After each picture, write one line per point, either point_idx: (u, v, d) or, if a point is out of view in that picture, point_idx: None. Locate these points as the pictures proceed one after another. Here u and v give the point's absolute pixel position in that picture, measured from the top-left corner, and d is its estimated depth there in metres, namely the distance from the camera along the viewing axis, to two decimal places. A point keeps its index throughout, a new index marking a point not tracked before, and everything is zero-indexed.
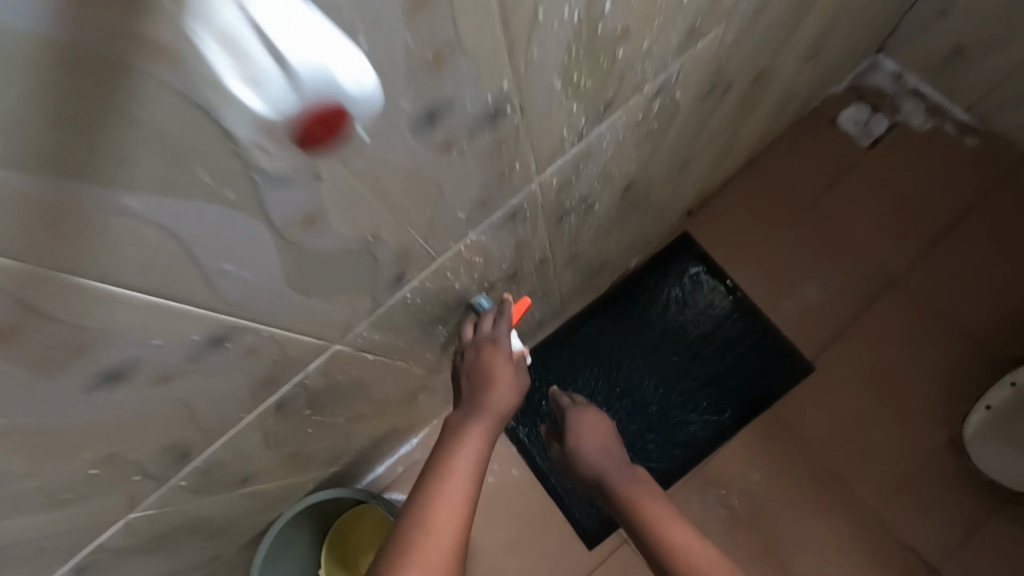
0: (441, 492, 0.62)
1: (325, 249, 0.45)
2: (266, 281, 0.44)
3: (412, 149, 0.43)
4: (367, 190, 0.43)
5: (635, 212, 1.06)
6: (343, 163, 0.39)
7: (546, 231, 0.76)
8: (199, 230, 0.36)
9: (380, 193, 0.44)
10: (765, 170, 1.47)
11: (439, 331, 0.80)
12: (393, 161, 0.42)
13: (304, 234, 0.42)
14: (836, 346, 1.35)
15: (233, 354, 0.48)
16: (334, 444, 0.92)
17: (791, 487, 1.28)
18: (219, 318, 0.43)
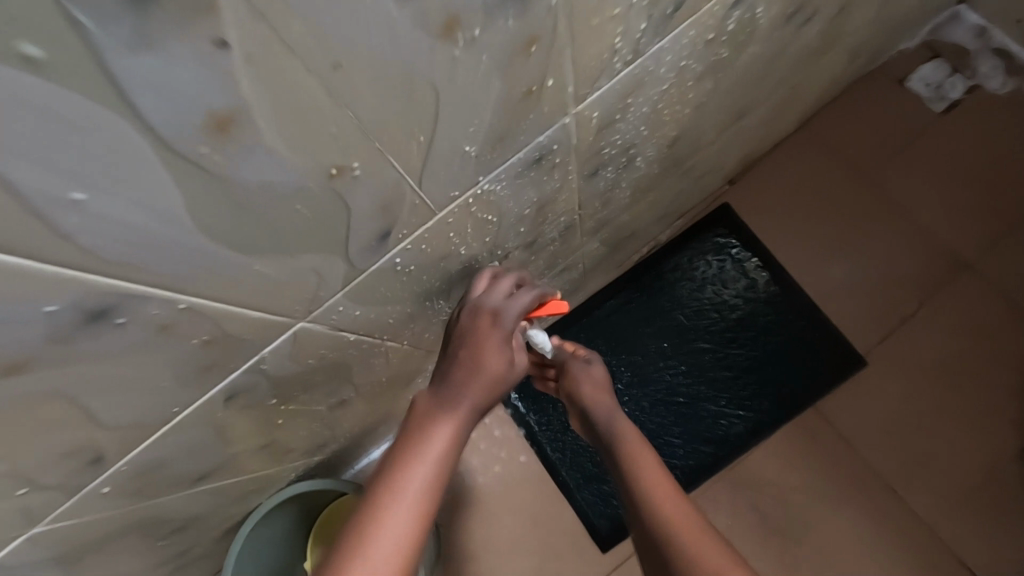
0: (385, 511, 0.47)
1: (259, 180, 0.31)
2: (163, 227, 0.29)
3: (392, 22, 0.28)
4: (320, 81, 0.28)
5: (676, 173, 0.90)
6: (274, 25, 0.24)
7: (576, 187, 0.61)
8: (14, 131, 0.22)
9: (345, 95, 0.30)
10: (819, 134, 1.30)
11: (440, 307, 0.66)
12: (362, 34, 0.28)
13: (220, 151, 0.28)
14: (891, 338, 1.19)
15: (134, 332, 0.34)
16: (315, 433, 0.79)
17: (833, 494, 1.14)
18: (94, 281, 0.29)
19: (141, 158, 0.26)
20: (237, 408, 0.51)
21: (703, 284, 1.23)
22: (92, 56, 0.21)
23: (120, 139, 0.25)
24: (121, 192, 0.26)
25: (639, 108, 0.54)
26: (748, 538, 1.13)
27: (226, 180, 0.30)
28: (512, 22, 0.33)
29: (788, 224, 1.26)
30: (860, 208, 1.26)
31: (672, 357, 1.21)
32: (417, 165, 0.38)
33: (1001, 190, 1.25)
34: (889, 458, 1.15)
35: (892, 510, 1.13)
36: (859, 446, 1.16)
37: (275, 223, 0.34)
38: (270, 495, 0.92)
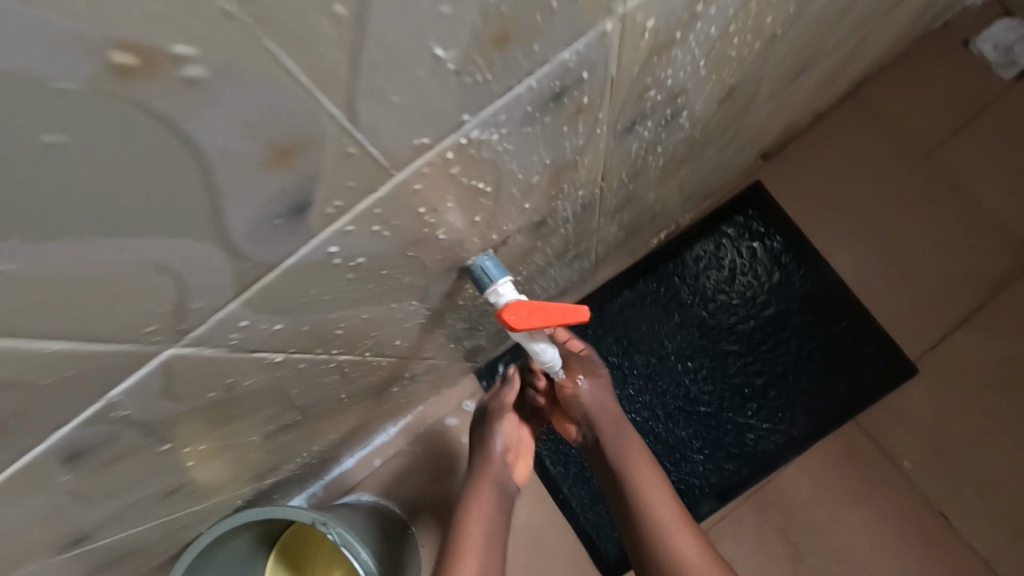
0: None
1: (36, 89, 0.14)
2: None
3: None
4: None
5: (718, 139, 0.72)
6: None
7: (605, 146, 0.44)
8: None
9: None
10: (871, 103, 1.11)
11: (414, 309, 0.49)
12: None
13: None
14: (948, 342, 1.03)
15: None
16: (258, 459, 0.62)
17: (875, 521, 0.99)
18: None
19: None
20: (95, 466, 0.34)
21: (730, 275, 1.06)
22: None
23: None
24: None
25: (706, 28, 0.37)
26: (775, 569, 0.99)
27: None
28: None
29: (830, 207, 1.09)
30: (914, 191, 1.08)
31: (692, 360, 1.04)
32: (343, 74, 0.20)
33: None
34: (942, 482, 0.99)
35: (945, 541, 0.97)
36: (908, 467, 1.00)
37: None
38: (210, 526, 0.76)
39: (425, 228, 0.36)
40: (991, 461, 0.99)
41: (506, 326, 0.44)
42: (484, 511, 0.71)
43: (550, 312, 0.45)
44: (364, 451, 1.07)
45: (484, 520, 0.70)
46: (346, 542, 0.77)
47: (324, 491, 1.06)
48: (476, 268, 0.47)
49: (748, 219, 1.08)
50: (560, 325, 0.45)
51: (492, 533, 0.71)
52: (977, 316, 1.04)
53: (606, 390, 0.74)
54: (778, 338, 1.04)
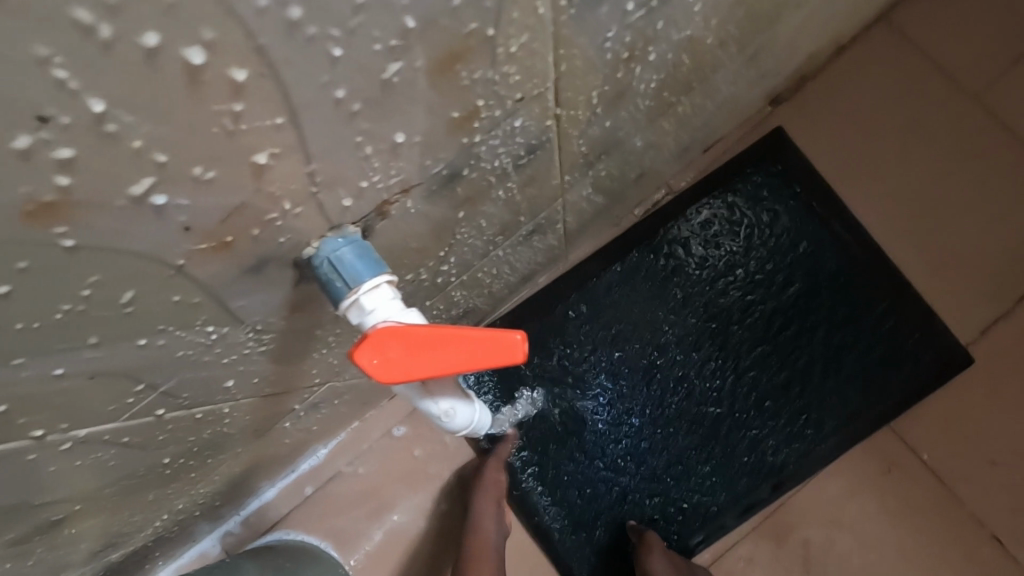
0: None
1: None
2: None
3: None
4: None
5: (730, 58, 0.51)
6: None
7: (545, 14, 0.23)
8: None
9: None
10: (908, 32, 0.90)
11: (222, 336, 0.28)
12: None
13: None
14: (1000, 326, 0.84)
15: None
16: (49, 550, 0.41)
17: (916, 549, 0.81)
18: None
19: None
20: None
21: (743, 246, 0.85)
22: None
23: None
24: None
25: None
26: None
27: None
28: None
29: (860, 163, 0.88)
30: (961, 140, 0.88)
31: (696, 352, 0.84)
32: None
33: None
34: (998, 493, 0.81)
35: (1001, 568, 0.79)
36: (950, 478, 0.82)
37: None
38: None
39: (46, 145, 0.14)
40: None
41: (368, 376, 0.25)
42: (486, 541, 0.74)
43: (439, 348, 0.25)
44: (290, 479, 0.84)
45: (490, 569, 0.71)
46: None
47: (243, 529, 0.82)
48: (322, 267, 0.26)
49: (770, 176, 0.86)
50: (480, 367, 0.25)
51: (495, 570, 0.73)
52: None
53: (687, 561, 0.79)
54: (804, 326, 0.84)
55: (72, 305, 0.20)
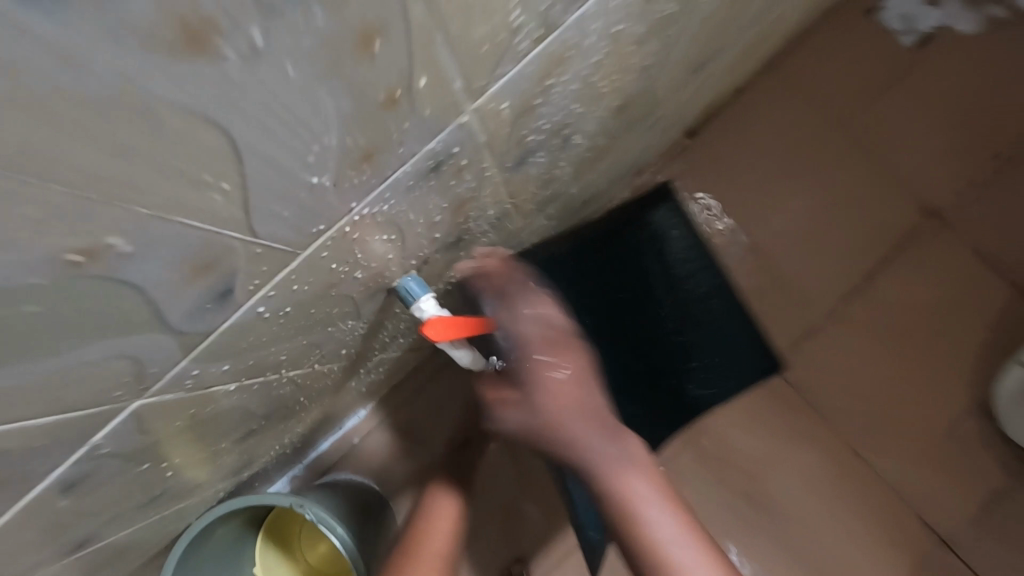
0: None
1: (47, 311, 0.23)
2: None
3: (125, 68, 0.16)
4: (59, 184, 0.18)
5: (629, 134, 0.78)
6: None
7: (501, 178, 0.51)
8: None
9: (103, 183, 0.19)
10: (791, 72, 1.14)
11: (350, 325, 0.56)
12: (85, 100, 0.17)
13: None
14: (859, 295, 1.09)
15: None
16: (233, 457, 0.70)
17: (802, 463, 1.06)
18: None
19: None
20: (89, 491, 0.43)
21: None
22: None
23: None
24: None
25: (564, 88, 0.43)
26: (720, 512, 1.05)
27: None
28: (326, 16, 0.20)
29: (756, 178, 1.13)
30: (831, 158, 1.13)
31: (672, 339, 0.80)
32: (240, 218, 0.27)
33: (980, 126, 1.11)
34: (858, 418, 1.06)
35: (858, 475, 1.04)
36: (823, 406, 1.06)
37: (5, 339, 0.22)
38: (196, 517, 0.84)
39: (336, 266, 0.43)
40: (900, 394, 1.06)
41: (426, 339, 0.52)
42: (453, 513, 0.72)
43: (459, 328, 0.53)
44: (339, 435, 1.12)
45: (444, 545, 0.68)
46: (322, 520, 0.85)
47: (306, 471, 1.08)
48: (402, 289, 0.54)
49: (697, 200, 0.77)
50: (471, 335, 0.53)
51: (451, 550, 0.69)
52: (874, 275, 1.09)
53: (589, 384, 0.54)
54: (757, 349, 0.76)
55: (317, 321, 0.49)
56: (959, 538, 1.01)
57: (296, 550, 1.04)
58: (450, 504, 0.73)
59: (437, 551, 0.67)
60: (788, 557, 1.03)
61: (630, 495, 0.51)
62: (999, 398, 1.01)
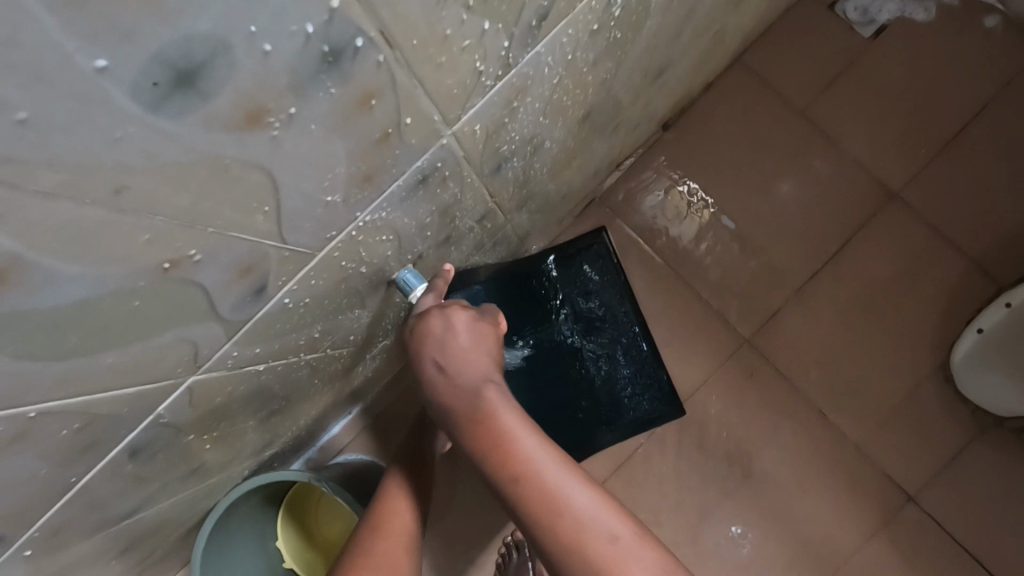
0: None
1: (143, 303, 0.31)
2: (40, 368, 0.29)
3: (211, 143, 0.25)
4: (166, 219, 0.27)
5: (601, 134, 0.86)
6: (95, 207, 0.23)
7: (481, 184, 0.59)
8: None
9: (189, 217, 0.28)
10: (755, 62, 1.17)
11: (358, 315, 0.64)
12: (187, 166, 0.25)
13: (87, 295, 0.27)
14: (825, 272, 1.11)
15: (30, 443, 0.34)
16: (257, 436, 0.79)
17: (779, 433, 1.07)
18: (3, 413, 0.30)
19: None
20: (149, 457, 0.51)
21: (656, 230, 1.14)
22: None
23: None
24: None
25: (528, 108, 0.52)
26: (707, 484, 1.06)
27: (31, 312, 0.25)
28: (337, 89, 0.28)
29: (725, 164, 1.15)
30: (793, 143, 1.15)
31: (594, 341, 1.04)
32: (274, 229, 0.35)
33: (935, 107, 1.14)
34: (827, 389, 1.08)
35: (836, 446, 1.06)
36: (794, 378, 1.08)
37: (114, 326, 0.31)
38: (225, 493, 0.94)
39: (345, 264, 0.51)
40: (861, 367, 1.08)
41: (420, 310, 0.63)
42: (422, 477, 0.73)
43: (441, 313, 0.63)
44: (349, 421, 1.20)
45: (406, 533, 0.65)
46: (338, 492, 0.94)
47: (320, 454, 1.16)
48: (401, 281, 0.63)
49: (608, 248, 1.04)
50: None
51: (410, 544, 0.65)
52: (838, 255, 1.11)
53: (478, 348, 0.51)
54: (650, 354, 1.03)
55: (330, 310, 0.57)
56: (924, 494, 1.03)
57: (313, 528, 1.13)
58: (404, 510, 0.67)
59: (399, 533, 0.65)
60: (774, 523, 1.05)
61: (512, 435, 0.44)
62: (953, 362, 1.04)
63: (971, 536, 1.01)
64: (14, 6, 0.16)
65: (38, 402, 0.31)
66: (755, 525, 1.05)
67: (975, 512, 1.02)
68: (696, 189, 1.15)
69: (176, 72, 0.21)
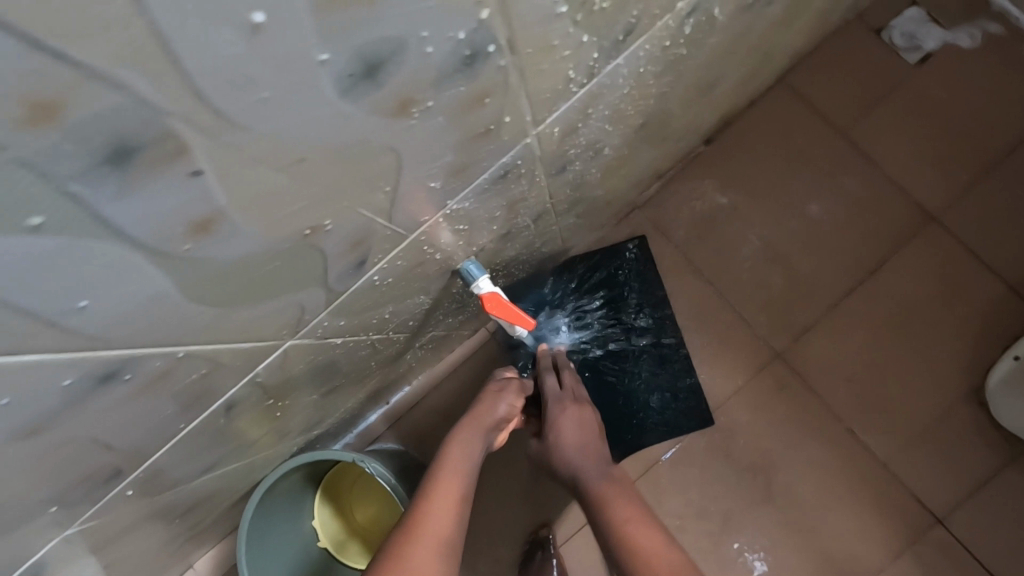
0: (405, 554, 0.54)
1: (280, 262, 0.35)
2: (198, 312, 0.34)
3: (366, 126, 0.29)
4: (320, 190, 0.31)
5: (651, 144, 0.90)
6: (288, 172, 0.28)
7: (545, 184, 0.64)
8: (114, 297, 0.27)
9: (335, 191, 0.33)
10: (799, 83, 1.20)
11: (420, 300, 0.69)
12: (350, 145, 0.30)
13: (249, 250, 0.32)
14: (861, 292, 1.13)
15: (162, 384, 0.38)
16: (311, 414, 0.84)
17: (806, 445, 1.09)
18: (160, 350, 0.34)
19: (134, 267, 0.26)
20: (235, 415, 0.56)
21: (694, 241, 1.17)
22: (175, 254, 0.27)
23: (200, 272, 0.30)
24: (120, 288, 0.27)
25: (598, 115, 0.56)
26: (734, 492, 1.08)
27: (213, 260, 0.30)
28: (464, 87, 0.33)
29: (764, 181, 1.18)
30: (833, 164, 1.17)
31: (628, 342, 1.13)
32: (383, 209, 0.40)
33: (978, 133, 1.15)
34: (858, 406, 1.09)
35: (865, 464, 1.07)
36: (825, 393, 1.10)
37: (257, 281, 0.35)
38: (272, 469, 0.98)
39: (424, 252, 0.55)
40: (893, 387, 1.09)
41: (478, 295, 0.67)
42: (462, 479, 0.65)
43: (497, 300, 0.68)
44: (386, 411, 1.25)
45: (444, 537, 0.57)
46: (379, 473, 0.99)
47: (357, 440, 1.20)
48: (464, 270, 0.67)
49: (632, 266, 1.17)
50: (513, 323, 0.68)
51: (449, 549, 0.56)
52: (874, 276, 1.13)
53: (584, 434, 0.72)
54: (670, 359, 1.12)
55: (404, 293, 0.61)
56: (954, 517, 1.03)
57: (347, 510, 1.16)
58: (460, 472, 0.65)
59: (435, 537, 0.56)
60: (800, 535, 1.06)
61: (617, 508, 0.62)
62: (988, 386, 1.05)
63: (1001, 562, 1.01)
64: (294, 9, 0.20)
65: (184, 344, 0.36)
66: (779, 535, 1.06)
67: (1005, 538, 1.02)
68: (733, 203, 1.18)
69: (369, 67, 0.26)
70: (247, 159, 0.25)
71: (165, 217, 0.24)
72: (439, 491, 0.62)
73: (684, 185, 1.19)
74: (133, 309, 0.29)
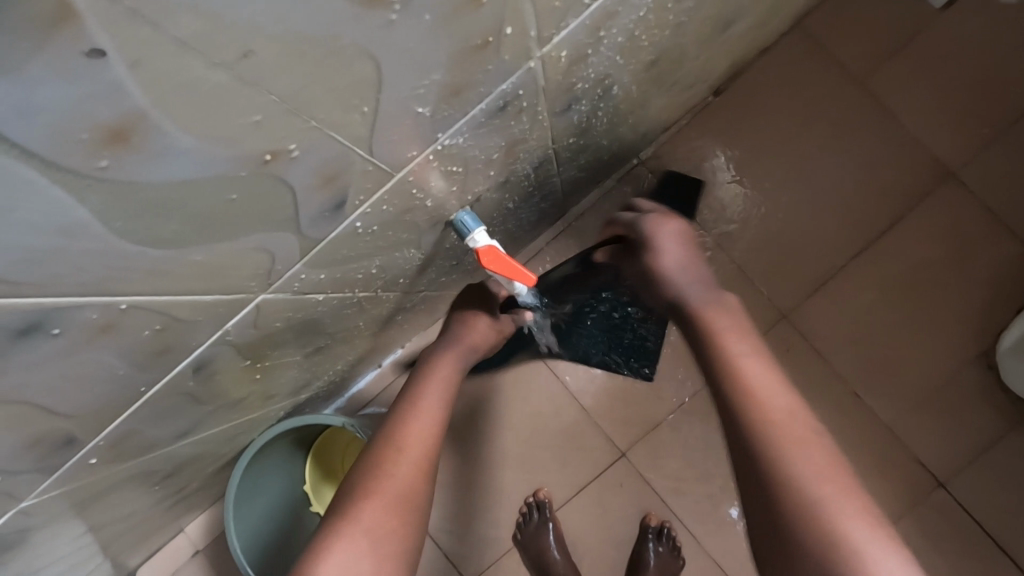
0: (378, 480, 0.54)
1: (236, 194, 0.29)
2: (139, 257, 0.28)
3: (329, 14, 0.23)
4: (278, 101, 0.25)
5: (661, 88, 0.83)
6: (230, 69, 0.22)
7: (549, 123, 0.57)
8: (14, 229, 0.22)
9: (299, 101, 0.27)
10: (819, 26, 1.12)
11: (411, 255, 0.63)
12: (311, 37, 0.24)
13: (188, 177, 0.26)
14: (875, 249, 1.07)
15: (104, 340, 0.33)
16: (299, 376, 0.79)
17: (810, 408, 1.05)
18: (95, 301, 0.29)
19: (28, 183, 0.20)
20: (208, 376, 0.51)
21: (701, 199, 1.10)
22: (82, 177, 0.22)
23: (129, 201, 0.24)
24: (10, 213, 0.21)
25: (611, 40, 0.49)
26: None
27: (144, 186, 0.24)
28: None
29: (776, 133, 1.11)
30: (850, 116, 1.10)
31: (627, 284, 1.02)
32: (360, 140, 0.33)
33: (1007, 81, 1.08)
34: (864, 368, 1.06)
35: (868, 429, 1.04)
36: (830, 355, 1.06)
37: (211, 221, 0.30)
38: (260, 433, 0.94)
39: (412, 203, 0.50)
40: (902, 349, 1.05)
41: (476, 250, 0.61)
42: (442, 400, 0.63)
43: (497, 259, 0.62)
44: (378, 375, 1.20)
45: (421, 459, 0.57)
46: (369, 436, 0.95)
47: (348, 404, 1.15)
48: (458, 222, 0.61)
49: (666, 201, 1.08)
50: (512, 279, 0.63)
51: (425, 473, 0.57)
52: (889, 235, 1.07)
53: (688, 250, 0.65)
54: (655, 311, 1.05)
55: (391, 247, 0.56)
56: (955, 480, 1.01)
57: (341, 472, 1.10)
58: (437, 391, 0.63)
59: (414, 461, 0.56)
60: None
61: (737, 353, 0.53)
62: (999, 349, 1.00)
63: (999, 525, 1.00)
64: None
65: (127, 296, 0.31)
66: None
67: (1005, 500, 1.00)
68: (742, 155, 1.11)
69: None
70: (174, 41, 0.19)
71: (61, 115, 0.19)
72: (418, 411, 0.60)
73: (694, 138, 1.11)
74: (44, 247, 0.23)
